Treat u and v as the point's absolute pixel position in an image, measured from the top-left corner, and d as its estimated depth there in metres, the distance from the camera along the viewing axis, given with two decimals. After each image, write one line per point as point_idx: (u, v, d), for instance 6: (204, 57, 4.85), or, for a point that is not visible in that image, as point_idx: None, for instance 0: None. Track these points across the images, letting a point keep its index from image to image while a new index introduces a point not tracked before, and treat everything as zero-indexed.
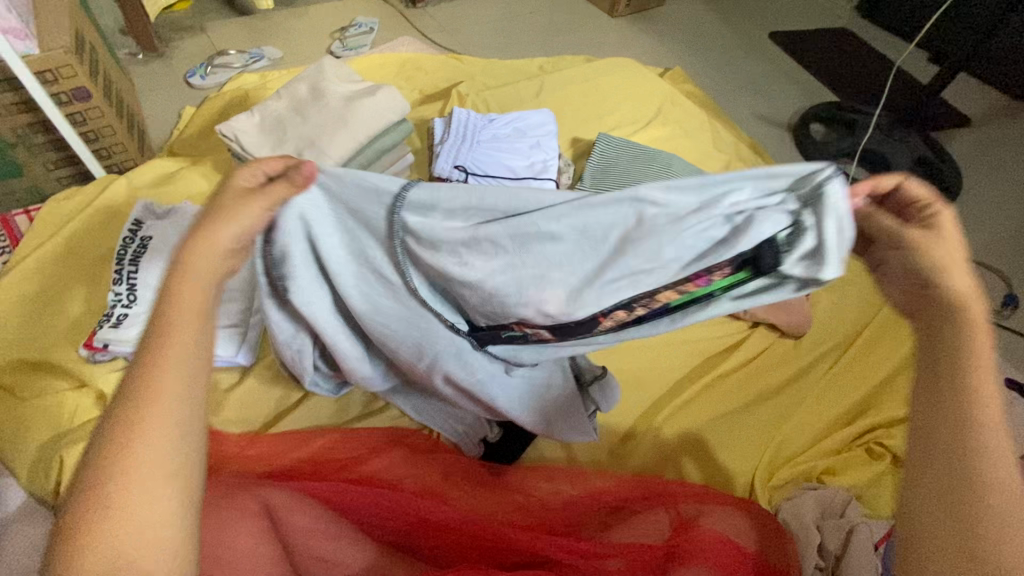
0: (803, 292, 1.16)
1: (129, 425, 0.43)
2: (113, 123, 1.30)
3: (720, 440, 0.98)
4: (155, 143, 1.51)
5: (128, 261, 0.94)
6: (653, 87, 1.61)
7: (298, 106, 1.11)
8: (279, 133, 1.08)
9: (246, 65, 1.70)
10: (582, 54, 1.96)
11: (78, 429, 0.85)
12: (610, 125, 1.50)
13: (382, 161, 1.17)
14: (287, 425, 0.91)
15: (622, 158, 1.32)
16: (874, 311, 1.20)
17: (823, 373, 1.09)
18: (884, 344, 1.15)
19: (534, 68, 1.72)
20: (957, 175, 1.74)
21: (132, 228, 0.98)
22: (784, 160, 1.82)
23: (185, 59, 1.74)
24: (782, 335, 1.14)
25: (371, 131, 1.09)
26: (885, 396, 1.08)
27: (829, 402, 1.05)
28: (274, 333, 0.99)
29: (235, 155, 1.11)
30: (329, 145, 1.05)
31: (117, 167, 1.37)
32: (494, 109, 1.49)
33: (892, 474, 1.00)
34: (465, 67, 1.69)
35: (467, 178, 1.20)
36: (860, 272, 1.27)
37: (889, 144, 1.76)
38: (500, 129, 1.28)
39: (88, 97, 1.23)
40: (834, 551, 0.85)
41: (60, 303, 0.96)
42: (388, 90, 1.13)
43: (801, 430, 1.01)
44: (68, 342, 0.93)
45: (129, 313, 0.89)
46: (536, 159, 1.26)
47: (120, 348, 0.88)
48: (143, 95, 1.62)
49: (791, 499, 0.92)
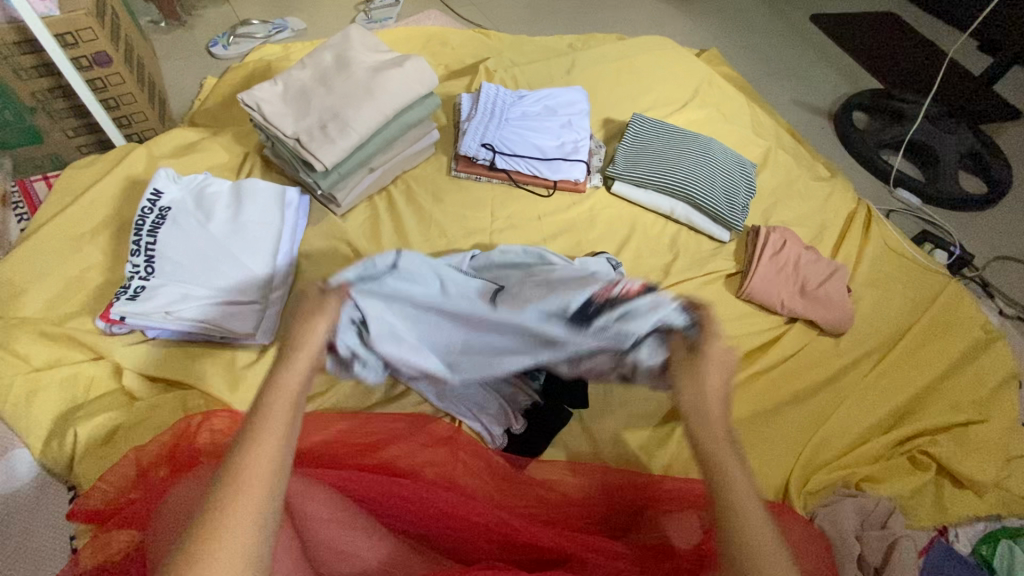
0: (845, 288, 1.10)
1: (241, 463, 0.47)
2: (134, 91, 1.27)
3: (754, 441, 0.94)
4: (175, 113, 1.48)
5: (146, 231, 0.91)
6: (690, 67, 1.53)
7: (322, 76, 1.07)
8: (303, 105, 1.04)
9: (268, 36, 1.66)
10: (614, 32, 1.88)
11: (94, 403, 0.83)
12: (643, 107, 1.43)
13: (407, 137, 1.12)
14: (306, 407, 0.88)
15: (656, 141, 1.25)
16: (919, 311, 1.13)
17: (863, 374, 1.04)
18: (930, 347, 1.09)
19: (564, 45, 1.65)
20: (1010, 169, 1.64)
21: (151, 196, 0.94)
22: (823, 149, 1.73)
23: (207, 28, 1.70)
24: (820, 333, 1.08)
25: (398, 104, 1.04)
26: (929, 401, 1.02)
27: (870, 407, 1.00)
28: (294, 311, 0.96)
29: (258, 126, 1.07)
30: (354, 117, 1.01)
31: (136, 137, 1.34)
32: (523, 86, 1.43)
33: (936, 483, 0.95)
34: (493, 42, 1.62)
35: (494, 157, 1.15)
36: (906, 269, 1.20)
37: (940, 135, 1.65)
38: (529, 106, 1.23)
39: (108, 62, 1.20)
40: (874, 564, 0.82)
41: (78, 273, 0.94)
42: (416, 61, 1.08)
43: (838, 435, 0.96)
44: (85, 313, 0.90)
45: (147, 287, 0.86)
46: (566, 139, 1.20)
47: (137, 321, 0.85)
48: (165, 65, 1.59)
49: (828, 506, 0.89)
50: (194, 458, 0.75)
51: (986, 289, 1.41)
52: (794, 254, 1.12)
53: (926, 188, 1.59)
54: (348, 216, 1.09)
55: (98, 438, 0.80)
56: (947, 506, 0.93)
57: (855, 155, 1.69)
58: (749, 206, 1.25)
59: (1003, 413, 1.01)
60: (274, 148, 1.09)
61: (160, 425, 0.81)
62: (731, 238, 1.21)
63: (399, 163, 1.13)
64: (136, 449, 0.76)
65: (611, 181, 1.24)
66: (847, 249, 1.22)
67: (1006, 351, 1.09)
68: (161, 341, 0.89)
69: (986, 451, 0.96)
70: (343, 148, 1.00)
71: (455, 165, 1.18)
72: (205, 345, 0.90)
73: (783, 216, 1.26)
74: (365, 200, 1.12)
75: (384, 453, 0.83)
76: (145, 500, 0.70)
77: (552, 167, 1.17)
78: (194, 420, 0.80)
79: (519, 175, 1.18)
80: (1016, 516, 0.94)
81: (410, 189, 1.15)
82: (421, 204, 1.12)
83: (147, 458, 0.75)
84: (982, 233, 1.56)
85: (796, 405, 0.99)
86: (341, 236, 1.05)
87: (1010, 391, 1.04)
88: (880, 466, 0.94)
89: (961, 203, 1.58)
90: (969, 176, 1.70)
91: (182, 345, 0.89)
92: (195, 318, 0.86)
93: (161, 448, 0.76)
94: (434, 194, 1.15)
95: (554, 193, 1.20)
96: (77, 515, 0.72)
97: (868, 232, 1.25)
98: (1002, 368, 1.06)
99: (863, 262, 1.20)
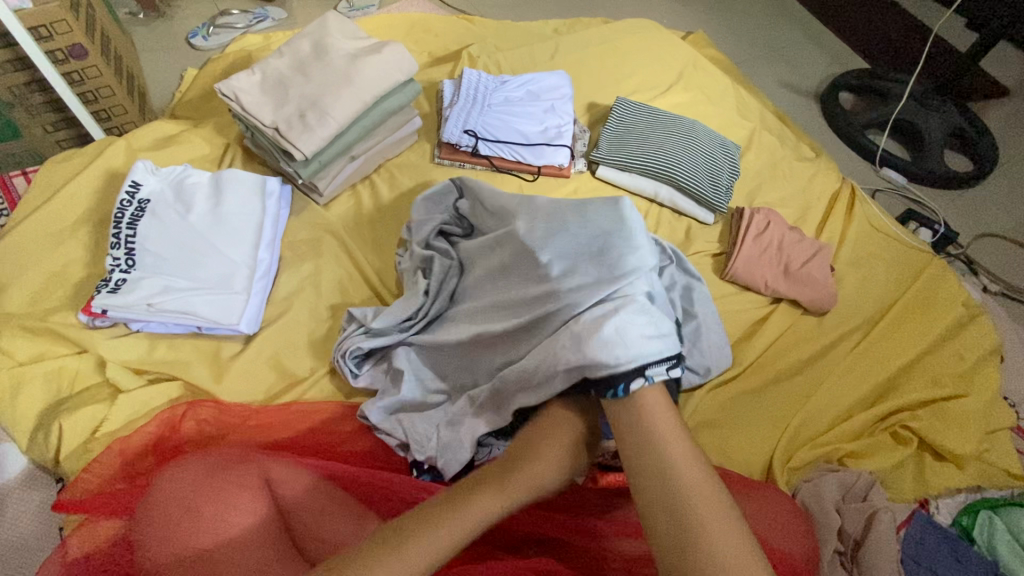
0: (828, 267, 1.10)
1: None
2: (112, 84, 1.25)
3: (737, 423, 0.95)
4: (157, 106, 1.47)
5: (126, 224, 0.90)
6: (675, 50, 1.53)
7: (301, 65, 1.06)
8: (281, 94, 1.03)
9: (249, 26, 1.64)
10: (599, 17, 1.87)
11: (79, 398, 0.83)
12: (628, 91, 1.43)
13: (388, 124, 1.12)
14: (292, 396, 0.88)
15: (641, 123, 1.25)
16: (902, 289, 1.15)
17: (845, 352, 1.05)
18: (913, 325, 1.10)
19: (549, 30, 1.63)
20: (994, 147, 1.65)
21: (130, 189, 0.94)
22: (810, 131, 1.73)
23: (187, 19, 1.67)
24: (804, 312, 1.10)
25: (377, 91, 1.04)
26: (910, 377, 1.04)
27: (853, 387, 1.01)
28: (278, 300, 0.96)
29: (237, 116, 1.06)
30: (332, 105, 1.00)
31: (117, 130, 1.33)
32: (506, 72, 1.42)
33: (917, 457, 0.97)
34: (477, 28, 1.60)
35: (477, 143, 1.15)
36: (889, 247, 1.21)
37: (926, 114, 1.65)
38: (512, 91, 1.22)
39: (85, 55, 1.18)
40: (854, 534, 0.83)
41: (60, 267, 0.94)
42: (395, 46, 1.07)
43: (821, 415, 0.98)
44: (67, 308, 0.90)
45: (128, 279, 0.86)
46: (550, 124, 1.20)
47: (118, 314, 0.85)
48: (144, 58, 1.57)
49: (810, 480, 0.90)
50: (179, 447, 0.78)
51: (970, 266, 1.42)
52: (778, 235, 1.13)
53: (912, 167, 1.59)
54: (331, 205, 1.09)
55: (81, 431, 0.80)
56: (928, 479, 0.95)
57: (841, 136, 1.70)
58: (733, 188, 1.25)
59: (983, 386, 1.03)
60: (254, 138, 1.08)
61: (147, 415, 0.82)
62: (716, 220, 1.22)
63: (381, 151, 1.13)
64: (120, 440, 0.77)
65: (596, 166, 1.24)
66: (832, 228, 1.22)
67: (988, 326, 1.11)
68: (144, 333, 0.89)
69: (967, 423, 0.98)
70: (323, 137, 0.99)
71: (438, 153, 1.18)
72: (190, 336, 0.90)
73: (766, 197, 1.27)
74: (348, 188, 1.12)
75: (358, 441, 0.84)
76: (134, 490, 0.71)
77: (536, 152, 1.17)
78: (179, 410, 0.81)
79: (502, 161, 1.18)
80: (996, 487, 0.96)
81: (394, 175, 1.15)
82: (404, 191, 1.12)
83: (132, 450, 0.76)
84: (966, 211, 1.57)
85: (780, 384, 1.01)
86: (325, 225, 1.05)
87: (990, 365, 1.06)
88: (863, 442, 0.95)
89: (947, 182, 1.58)
90: (954, 155, 1.70)
91: (166, 337, 0.89)
92: (176, 309, 0.86)
93: (147, 439, 0.78)
94: (417, 180, 1.14)
95: (539, 177, 1.20)
96: (59, 507, 0.71)
97: (852, 211, 1.25)
98: (984, 343, 1.08)
99: (847, 241, 1.21)
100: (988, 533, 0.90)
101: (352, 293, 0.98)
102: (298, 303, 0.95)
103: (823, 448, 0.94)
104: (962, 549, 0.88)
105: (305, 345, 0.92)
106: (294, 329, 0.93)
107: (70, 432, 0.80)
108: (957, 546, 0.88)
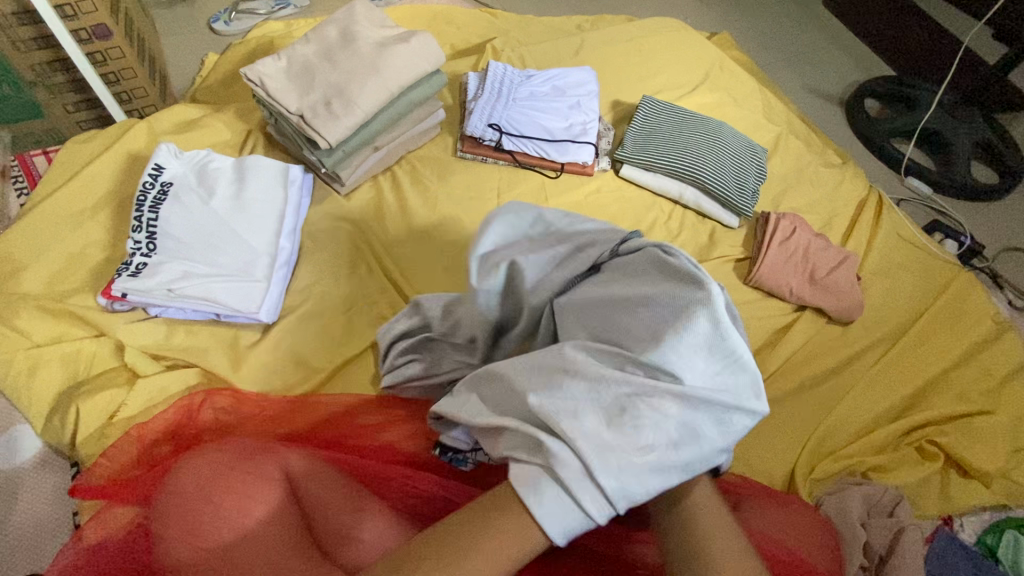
0: (855, 276, 1.08)
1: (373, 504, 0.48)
2: (135, 66, 1.24)
3: (759, 431, 0.94)
4: (177, 90, 1.46)
5: (148, 207, 0.89)
6: (701, 50, 1.50)
7: (327, 52, 1.05)
8: (307, 81, 1.02)
9: (271, 12, 1.62)
10: (623, 14, 1.84)
11: (96, 381, 0.82)
12: (653, 90, 1.41)
13: (413, 115, 1.10)
14: (310, 387, 0.87)
15: (667, 123, 1.23)
16: (929, 301, 1.12)
17: (871, 364, 1.03)
18: (940, 339, 1.07)
19: (573, 26, 1.61)
20: (1023, 160, 1.62)
21: (152, 171, 0.93)
22: (834, 137, 1.71)
23: (208, 4, 1.66)
24: (829, 321, 1.07)
25: (404, 81, 1.02)
26: (936, 392, 1.01)
27: (878, 399, 0.99)
28: (297, 290, 0.94)
29: (261, 102, 1.04)
30: (358, 94, 0.99)
31: (137, 113, 1.32)
32: (530, 66, 1.41)
33: (942, 473, 0.95)
34: (500, 22, 1.58)
35: (501, 138, 1.13)
36: (917, 258, 1.19)
37: (953, 124, 1.63)
38: (538, 86, 1.20)
39: (109, 36, 1.17)
40: (880, 550, 0.82)
41: (80, 249, 0.93)
42: (422, 36, 1.05)
43: (845, 427, 0.96)
44: (86, 290, 0.89)
45: (149, 263, 0.85)
46: (575, 120, 1.18)
47: (138, 298, 0.84)
48: (165, 41, 1.56)
49: (833, 493, 0.89)
50: (197, 436, 0.77)
51: (995, 280, 1.40)
52: (804, 241, 1.10)
53: (938, 178, 1.57)
54: (352, 196, 1.08)
55: (98, 415, 0.79)
56: (953, 496, 0.93)
57: (866, 144, 1.67)
58: (759, 192, 1.23)
59: (1012, 403, 1.00)
60: (277, 125, 1.07)
61: (164, 401, 0.81)
62: (740, 224, 1.19)
63: (404, 143, 1.12)
64: (139, 425, 0.76)
65: (620, 164, 1.22)
66: (858, 237, 1.20)
67: (1016, 342, 1.08)
68: (163, 318, 0.87)
69: (994, 440, 0.96)
70: (348, 126, 0.98)
71: (461, 146, 1.16)
72: (208, 323, 0.89)
73: (792, 202, 1.24)
74: (369, 179, 1.10)
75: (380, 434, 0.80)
76: (151, 478, 0.70)
77: (560, 149, 1.15)
78: (197, 397, 0.80)
79: (525, 157, 1.16)
80: (1022, 506, 0.94)
81: (416, 167, 1.13)
82: (426, 184, 1.10)
83: (149, 436, 0.75)
84: (992, 224, 1.54)
85: (803, 394, 0.99)
86: (346, 215, 1.04)
87: (1019, 382, 1.03)
88: (887, 456, 0.94)
89: (972, 194, 1.56)
90: (981, 166, 1.67)
91: (184, 323, 0.88)
92: (195, 295, 0.84)
93: (164, 426, 0.77)
94: (439, 173, 1.13)
95: (562, 175, 1.18)
96: (78, 491, 0.71)
97: (880, 220, 1.23)
98: (1012, 360, 1.06)
99: (874, 250, 1.18)
100: (1015, 553, 0.88)
101: (372, 285, 0.97)
102: (317, 294, 0.94)
103: (847, 461, 0.93)
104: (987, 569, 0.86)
105: (323, 336, 0.91)
106: (313, 320, 0.92)
107: (87, 415, 0.79)
108: (982, 564, 0.86)
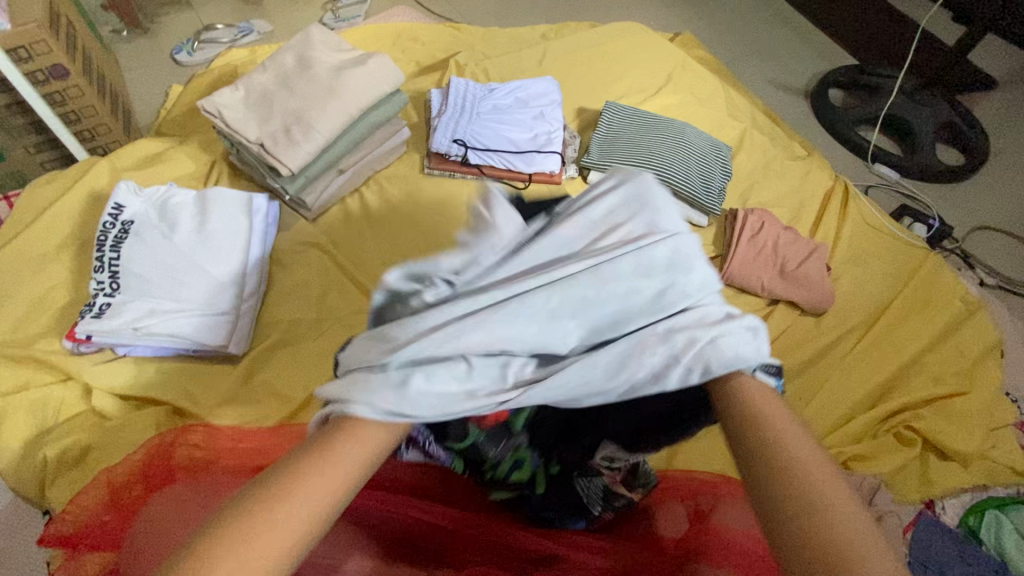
0: (824, 266, 1.09)
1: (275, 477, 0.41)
2: (94, 102, 1.23)
3: None
4: (142, 125, 1.45)
5: (109, 247, 0.89)
6: (664, 51, 1.52)
7: (286, 79, 1.05)
8: (266, 110, 1.02)
9: (235, 40, 1.63)
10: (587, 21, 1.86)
11: (64, 427, 0.81)
12: (618, 95, 1.42)
13: (376, 136, 1.11)
14: (283, 417, 0.86)
15: (630, 127, 1.24)
16: (900, 287, 1.13)
17: (845, 352, 1.04)
18: (912, 323, 1.09)
19: (537, 35, 1.62)
20: (986, 140, 1.64)
21: (113, 211, 0.92)
22: (801, 130, 1.73)
23: (172, 35, 1.66)
24: (802, 314, 1.08)
25: (362, 104, 1.02)
26: (911, 376, 1.02)
27: (856, 388, 1.00)
28: (267, 320, 0.94)
29: (221, 134, 1.04)
30: (317, 119, 0.99)
31: (102, 150, 1.32)
32: (494, 80, 1.42)
33: (921, 458, 0.96)
34: (464, 36, 1.59)
35: (467, 152, 1.13)
36: (885, 244, 1.20)
37: (916, 109, 1.65)
38: (500, 99, 1.21)
39: (66, 75, 1.16)
40: None
41: (43, 293, 0.92)
42: (380, 58, 1.05)
43: (822, 418, 0.97)
44: (52, 334, 0.88)
45: (113, 303, 0.85)
46: (539, 131, 1.18)
47: (103, 339, 0.83)
48: (128, 75, 1.55)
49: None
50: (168, 474, 0.74)
51: (966, 260, 1.42)
52: (773, 235, 1.12)
53: (904, 163, 1.59)
54: (320, 220, 1.07)
55: (69, 461, 0.79)
56: (933, 480, 0.93)
57: (833, 134, 1.69)
58: (726, 189, 1.24)
59: (983, 382, 1.02)
60: (240, 155, 1.07)
61: (135, 442, 0.80)
62: (710, 222, 1.20)
63: (369, 164, 1.12)
64: (107, 471, 0.74)
65: (587, 171, 1.23)
66: (827, 227, 1.22)
67: (986, 322, 1.10)
68: (132, 357, 0.87)
69: (970, 422, 0.97)
70: (309, 152, 0.98)
71: (428, 163, 1.16)
72: (177, 360, 0.88)
73: (760, 197, 1.26)
74: (337, 203, 1.10)
75: None
76: (118, 523, 0.69)
77: (526, 160, 1.15)
78: (168, 437, 0.79)
79: (492, 170, 1.16)
80: (1002, 485, 0.94)
81: (383, 186, 1.13)
82: (393, 203, 1.10)
83: (117, 480, 0.73)
84: (960, 205, 1.57)
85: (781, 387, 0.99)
86: (313, 241, 1.04)
87: (991, 361, 1.05)
88: (867, 445, 0.94)
89: (938, 176, 1.58)
90: (946, 148, 1.70)
91: (154, 361, 0.88)
92: (162, 332, 0.84)
93: (130, 469, 0.74)
94: (406, 191, 1.13)
95: (530, 185, 1.18)
96: (46, 542, 0.69)
97: (847, 209, 1.25)
98: (984, 339, 1.07)
99: (843, 240, 1.20)
100: (996, 532, 0.89)
101: (342, 308, 0.96)
102: (287, 324, 0.94)
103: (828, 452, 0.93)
104: (969, 549, 0.87)
105: (296, 364, 0.90)
106: (283, 349, 0.92)
107: (59, 463, 0.78)
108: (964, 545, 0.87)
